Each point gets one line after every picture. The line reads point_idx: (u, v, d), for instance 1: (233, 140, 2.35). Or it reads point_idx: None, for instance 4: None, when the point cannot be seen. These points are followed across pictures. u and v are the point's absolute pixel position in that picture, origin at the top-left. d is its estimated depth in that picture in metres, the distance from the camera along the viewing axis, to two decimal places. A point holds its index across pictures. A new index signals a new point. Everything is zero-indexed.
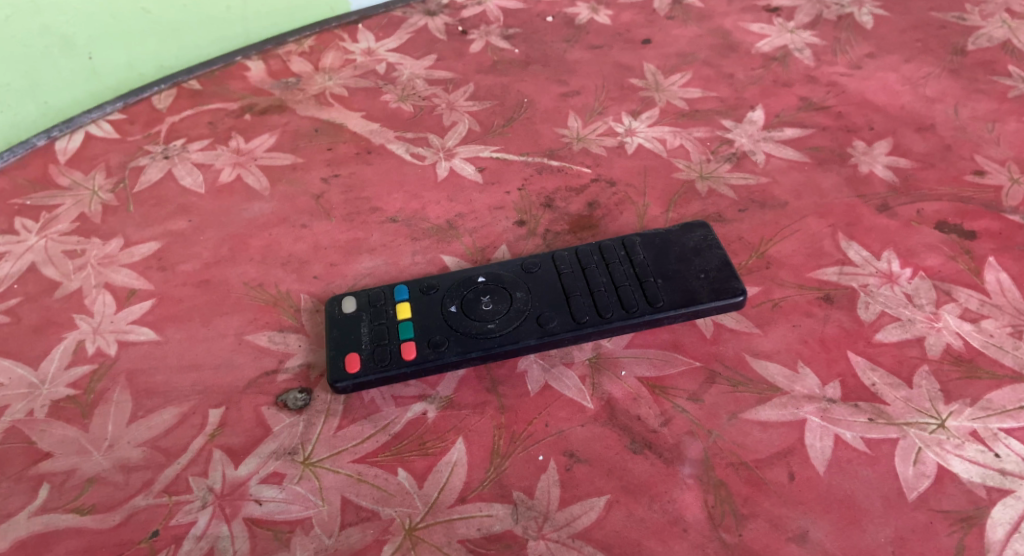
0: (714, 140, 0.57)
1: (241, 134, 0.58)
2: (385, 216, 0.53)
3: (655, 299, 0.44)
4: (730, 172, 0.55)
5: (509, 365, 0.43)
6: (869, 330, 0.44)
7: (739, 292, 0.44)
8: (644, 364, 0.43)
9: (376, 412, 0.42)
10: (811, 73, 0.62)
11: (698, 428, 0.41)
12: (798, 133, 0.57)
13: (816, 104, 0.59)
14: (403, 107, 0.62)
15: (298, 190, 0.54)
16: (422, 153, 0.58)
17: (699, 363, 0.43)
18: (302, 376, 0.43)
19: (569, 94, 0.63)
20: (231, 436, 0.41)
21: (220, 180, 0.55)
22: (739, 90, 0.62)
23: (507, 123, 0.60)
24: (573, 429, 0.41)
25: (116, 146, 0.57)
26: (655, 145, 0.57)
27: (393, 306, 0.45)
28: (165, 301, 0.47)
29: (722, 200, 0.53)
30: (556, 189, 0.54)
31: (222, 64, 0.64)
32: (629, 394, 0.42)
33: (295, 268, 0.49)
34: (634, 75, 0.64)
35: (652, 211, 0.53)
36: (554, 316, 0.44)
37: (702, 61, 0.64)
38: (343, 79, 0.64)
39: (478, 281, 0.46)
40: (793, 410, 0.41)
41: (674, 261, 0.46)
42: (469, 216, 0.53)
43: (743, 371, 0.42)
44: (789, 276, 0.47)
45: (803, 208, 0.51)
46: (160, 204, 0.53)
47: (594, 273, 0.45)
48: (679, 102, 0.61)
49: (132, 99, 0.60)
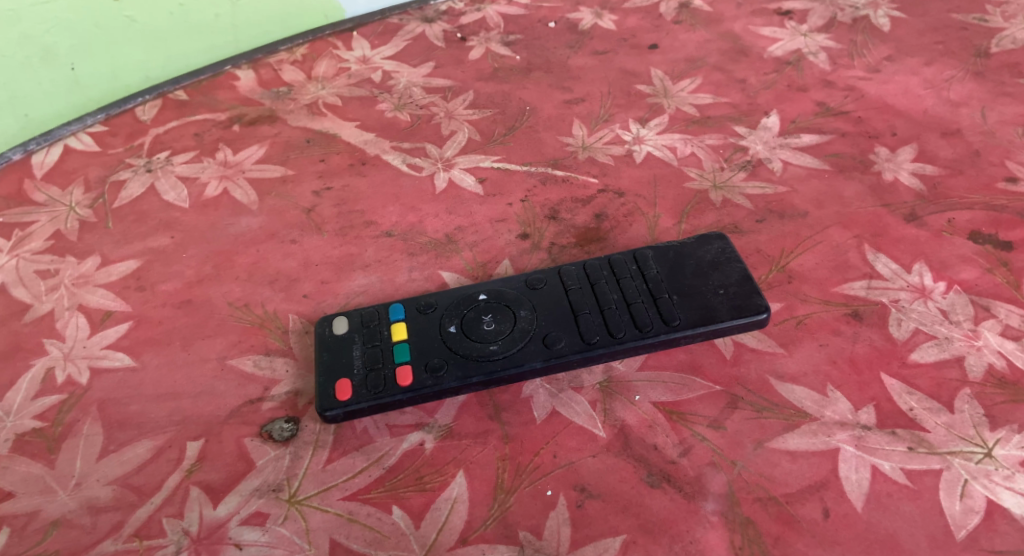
0: (728, 148, 0.54)
1: (229, 146, 0.55)
2: (380, 230, 0.50)
3: (671, 317, 0.41)
4: (746, 181, 0.52)
5: (513, 391, 0.40)
6: (903, 350, 0.41)
7: (761, 309, 0.41)
8: (660, 388, 0.40)
9: (369, 443, 0.38)
10: (827, 77, 0.59)
11: (721, 459, 0.37)
12: (816, 139, 0.54)
13: (834, 109, 0.56)
14: (399, 116, 0.59)
15: (288, 204, 0.51)
16: (419, 163, 0.55)
17: (720, 387, 0.40)
18: (289, 404, 0.40)
19: (573, 102, 0.60)
20: (210, 472, 0.37)
21: (206, 194, 0.52)
22: (752, 95, 0.59)
23: (508, 132, 0.57)
24: (584, 460, 0.38)
25: (96, 159, 0.54)
26: (665, 154, 0.54)
27: (388, 326, 0.42)
28: (143, 324, 0.43)
29: (738, 211, 0.49)
30: (561, 200, 0.51)
31: (210, 73, 0.61)
32: (644, 422, 0.39)
33: (283, 287, 0.46)
34: (641, 81, 0.61)
35: (663, 222, 0.49)
36: (562, 337, 0.40)
37: (713, 66, 0.62)
38: (336, 88, 0.61)
39: (479, 298, 0.42)
40: (825, 438, 0.37)
41: (690, 276, 0.42)
42: (470, 229, 0.50)
43: (768, 395, 0.39)
44: (813, 292, 0.44)
45: (825, 218, 0.48)
46: (140, 220, 0.50)
47: (604, 289, 0.42)
48: (689, 108, 0.58)
49: (114, 111, 0.57)
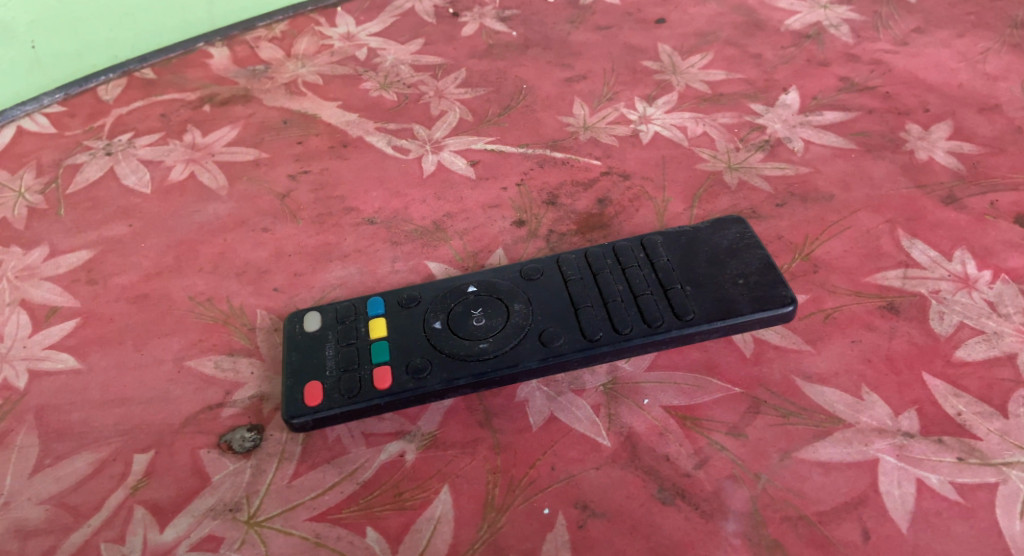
0: (743, 127, 0.50)
1: (198, 127, 0.51)
2: (361, 217, 0.45)
3: (684, 311, 0.36)
4: (764, 162, 0.47)
5: (505, 394, 0.36)
6: (946, 346, 0.36)
7: (787, 301, 0.36)
8: (671, 391, 0.35)
9: (342, 454, 0.34)
10: (850, 51, 0.54)
11: (743, 471, 0.32)
12: (841, 116, 0.49)
13: (859, 84, 0.51)
14: (385, 96, 0.54)
15: (260, 190, 0.47)
16: (405, 145, 0.50)
17: (739, 389, 0.35)
18: (252, 411, 0.35)
19: (573, 79, 0.55)
20: (158, 489, 0.33)
21: (170, 179, 0.47)
22: (768, 70, 0.54)
23: (503, 112, 0.52)
24: (586, 473, 0.33)
25: (51, 142, 0.50)
26: (674, 133, 0.50)
27: (366, 323, 0.37)
28: (92, 321, 0.39)
29: (756, 194, 0.45)
30: (560, 184, 0.47)
31: (181, 51, 0.57)
32: (653, 429, 0.34)
33: (251, 279, 0.42)
34: (648, 57, 0.57)
35: (673, 207, 0.45)
36: (561, 333, 0.36)
37: (725, 41, 0.57)
38: (317, 66, 0.56)
39: (468, 291, 0.38)
40: (861, 448, 0.33)
41: (705, 264, 0.37)
42: (460, 216, 0.45)
43: (795, 399, 0.34)
44: (842, 282, 0.39)
45: (853, 201, 0.43)
46: (95, 207, 0.45)
47: (608, 280, 0.37)
48: (700, 85, 0.53)
49: (73, 90, 0.53)
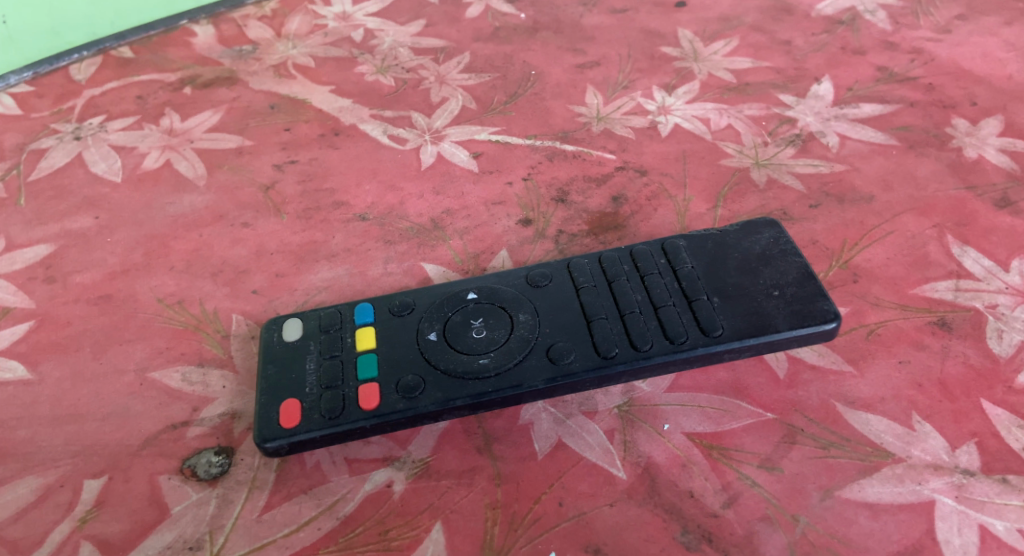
0: (772, 119, 0.45)
1: (176, 111, 0.48)
2: (351, 212, 0.41)
3: (711, 326, 0.31)
4: (795, 157, 0.43)
5: (506, 416, 0.32)
6: (1008, 370, 0.32)
7: (829, 316, 0.31)
8: (695, 416, 0.31)
9: (321, 483, 0.30)
10: (887, 39, 0.50)
11: (779, 512, 0.28)
12: (879, 109, 0.45)
13: (899, 75, 0.47)
14: (382, 81, 0.50)
15: (242, 180, 0.43)
16: (402, 135, 0.46)
17: (772, 416, 0.31)
18: (222, 431, 0.32)
19: (586, 66, 0.51)
20: (108, 523, 0.30)
21: (143, 167, 0.44)
22: (799, 58, 0.49)
23: (509, 99, 0.48)
24: (598, 511, 0.29)
25: (15, 125, 0.47)
26: (696, 126, 0.46)
27: (353, 333, 0.33)
28: (47, 325, 0.36)
29: (787, 194, 0.41)
30: (571, 179, 0.43)
31: (162, 28, 0.54)
32: (675, 460, 0.30)
33: (228, 280, 0.38)
34: (667, 42, 0.52)
35: (694, 207, 0.41)
36: (571, 349, 0.32)
37: (751, 26, 0.53)
38: (309, 48, 0.53)
39: (467, 298, 0.34)
40: (914, 487, 0.29)
41: (735, 272, 0.33)
42: (460, 213, 0.41)
43: (836, 428, 0.30)
44: (886, 294, 0.35)
45: (895, 203, 0.39)
46: (60, 196, 0.43)
47: (624, 289, 0.33)
48: (724, 74, 0.49)
49: (44, 68, 0.51)
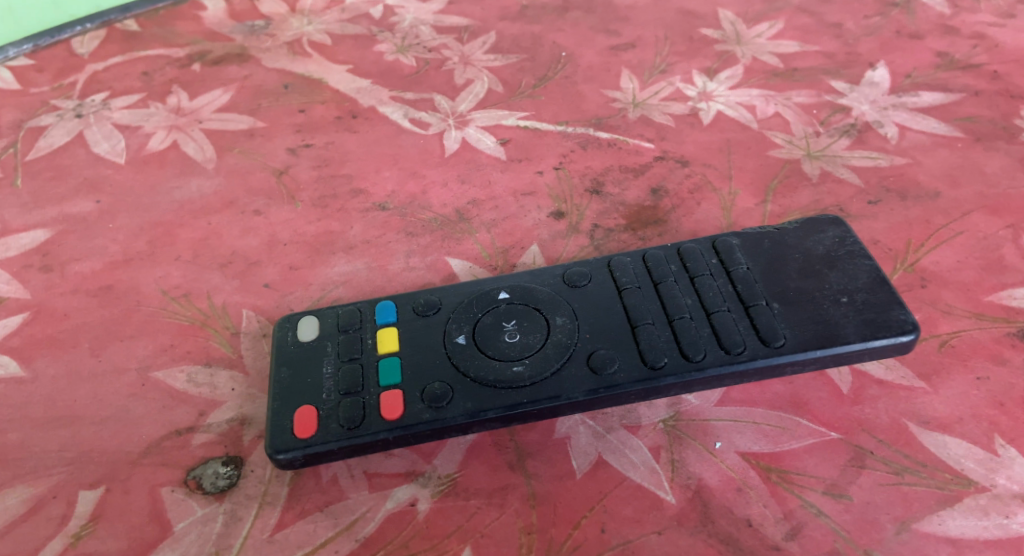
0: (823, 107, 0.42)
1: (184, 89, 0.45)
2: (370, 201, 0.38)
3: (772, 335, 0.28)
4: (850, 149, 0.39)
5: (541, 429, 0.29)
6: None
7: (906, 328, 0.28)
8: (750, 434, 0.28)
9: (338, 500, 0.27)
10: (945, 23, 0.46)
11: (848, 546, 0.25)
12: (940, 98, 0.42)
13: (961, 61, 0.44)
14: (402, 60, 0.47)
15: (253, 164, 0.40)
16: (424, 119, 0.43)
17: (837, 435, 0.28)
18: (230, 438, 0.29)
19: (620, 47, 0.48)
20: (105, 540, 0.27)
21: (148, 148, 0.41)
22: (850, 42, 0.46)
23: (539, 82, 0.45)
24: (646, 539, 0.26)
25: (14, 100, 0.45)
26: (741, 113, 0.42)
27: (374, 334, 0.30)
28: (42, 317, 0.33)
29: (843, 189, 0.37)
30: (606, 169, 0.40)
31: (170, 1, 0.51)
32: (730, 483, 0.27)
33: (237, 272, 0.35)
34: (707, 24, 0.49)
35: (742, 201, 0.38)
36: (615, 357, 0.29)
37: (797, 7, 0.49)
38: (325, 24, 0.50)
39: (498, 298, 0.31)
40: (1001, 521, 0.26)
41: (796, 276, 0.30)
42: (487, 204, 0.38)
43: (909, 451, 0.27)
44: (958, 301, 0.32)
45: (963, 200, 0.36)
46: (59, 178, 0.40)
47: (673, 292, 0.30)
48: (769, 58, 0.46)
49: (44, 41, 0.48)
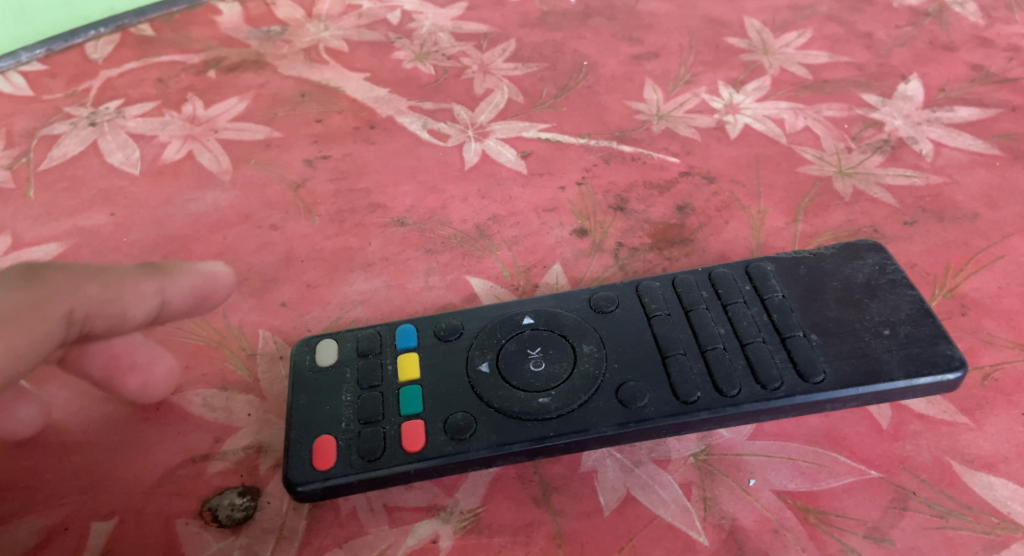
0: (854, 122, 0.41)
1: (199, 97, 0.44)
2: (389, 216, 0.37)
3: (812, 369, 0.27)
4: (884, 166, 0.38)
5: (567, 463, 0.28)
6: None
7: (953, 365, 0.27)
8: (786, 470, 0.27)
9: (358, 535, 0.26)
10: (980, 34, 0.45)
11: None
12: (976, 113, 0.40)
13: (996, 75, 0.42)
14: (420, 69, 0.46)
15: (270, 176, 0.39)
16: (443, 130, 0.42)
17: (877, 474, 0.27)
18: (246, 467, 0.28)
19: (643, 57, 0.46)
20: None
21: (163, 158, 0.41)
22: (881, 53, 0.45)
23: (560, 93, 0.44)
24: None
25: (27, 107, 0.44)
26: (769, 127, 0.41)
27: (394, 359, 0.29)
28: None
29: (877, 208, 0.36)
30: (630, 184, 0.39)
31: (185, 5, 0.50)
32: (765, 524, 0.26)
33: (253, 290, 0.34)
34: (732, 32, 0.48)
35: (771, 220, 0.36)
36: (646, 389, 0.28)
37: (825, 16, 0.48)
38: (342, 30, 0.49)
39: (523, 323, 0.30)
40: None
41: (835, 307, 0.29)
42: (508, 220, 0.37)
43: (953, 492, 0.26)
44: (1001, 330, 0.31)
45: (1003, 222, 0.35)
46: (72, 189, 0.39)
47: (705, 320, 0.29)
48: (797, 69, 0.45)
49: (57, 45, 0.48)
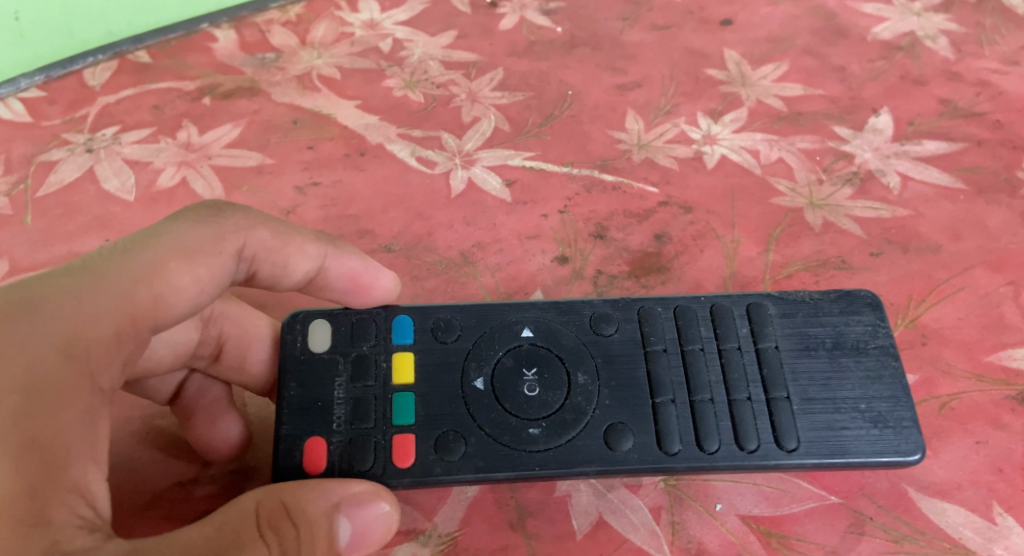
0: (827, 154, 0.42)
1: (194, 124, 0.45)
2: (377, 242, 0.40)
3: (789, 438, 0.29)
4: (853, 199, 0.40)
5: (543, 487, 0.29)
6: None
7: (913, 449, 0.28)
8: (751, 495, 0.29)
9: None
10: (950, 68, 0.46)
11: None
12: (944, 147, 0.42)
13: (964, 109, 0.44)
14: (410, 97, 0.47)
15: (260, 202, 0.41)
16: (430, 157, 0.43)
17: (836, 499, 0.29)
18: (232, 491, 0.30)
19: (626, 87, 0.48)
20: None
21: (157, 185, 0.42)
22: (854, 87, 0.46)
23: (545, 122, 0.45)
24: None
25: (25, 133, 0.45)
26: (744, 157, 0.42)
27: (390, 357, 0.31)
28: None
29: (845, 239, 0.38)
30: (611, 213, 0.40)
31: (182, 32, 0.51)
32: (730, 547, 0.28)
33: None
34: (712, 64, 0.48)
35: (745, 249, 0.38)
36: (631, 433, 0.29)
37: (801, 50, 0.49)
38: (334, 58, 0.50)
39: (521, 335, 0.31)
40: None
41: (824, 362, 0.30)
42: (492, 247, 0.39)
43: (908, 517, 0.28)
44: (958, 359, 0.32)
45: (966, 254, 0.36)
46: (69, 215, 0.41)
47: (699, 363, 0.30)
48: (774, 101, 0.46)
49: (56, 72, 0.49)
